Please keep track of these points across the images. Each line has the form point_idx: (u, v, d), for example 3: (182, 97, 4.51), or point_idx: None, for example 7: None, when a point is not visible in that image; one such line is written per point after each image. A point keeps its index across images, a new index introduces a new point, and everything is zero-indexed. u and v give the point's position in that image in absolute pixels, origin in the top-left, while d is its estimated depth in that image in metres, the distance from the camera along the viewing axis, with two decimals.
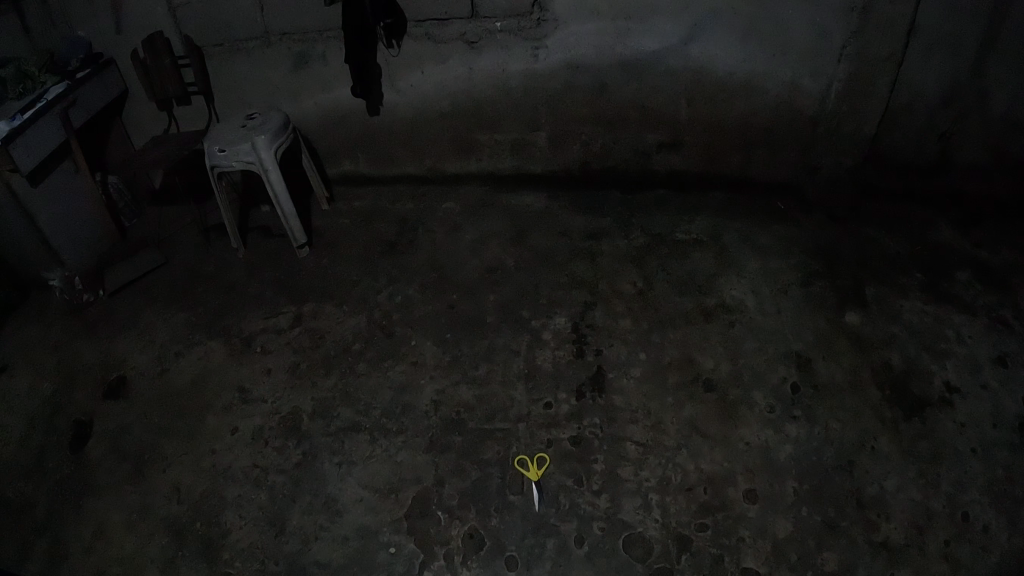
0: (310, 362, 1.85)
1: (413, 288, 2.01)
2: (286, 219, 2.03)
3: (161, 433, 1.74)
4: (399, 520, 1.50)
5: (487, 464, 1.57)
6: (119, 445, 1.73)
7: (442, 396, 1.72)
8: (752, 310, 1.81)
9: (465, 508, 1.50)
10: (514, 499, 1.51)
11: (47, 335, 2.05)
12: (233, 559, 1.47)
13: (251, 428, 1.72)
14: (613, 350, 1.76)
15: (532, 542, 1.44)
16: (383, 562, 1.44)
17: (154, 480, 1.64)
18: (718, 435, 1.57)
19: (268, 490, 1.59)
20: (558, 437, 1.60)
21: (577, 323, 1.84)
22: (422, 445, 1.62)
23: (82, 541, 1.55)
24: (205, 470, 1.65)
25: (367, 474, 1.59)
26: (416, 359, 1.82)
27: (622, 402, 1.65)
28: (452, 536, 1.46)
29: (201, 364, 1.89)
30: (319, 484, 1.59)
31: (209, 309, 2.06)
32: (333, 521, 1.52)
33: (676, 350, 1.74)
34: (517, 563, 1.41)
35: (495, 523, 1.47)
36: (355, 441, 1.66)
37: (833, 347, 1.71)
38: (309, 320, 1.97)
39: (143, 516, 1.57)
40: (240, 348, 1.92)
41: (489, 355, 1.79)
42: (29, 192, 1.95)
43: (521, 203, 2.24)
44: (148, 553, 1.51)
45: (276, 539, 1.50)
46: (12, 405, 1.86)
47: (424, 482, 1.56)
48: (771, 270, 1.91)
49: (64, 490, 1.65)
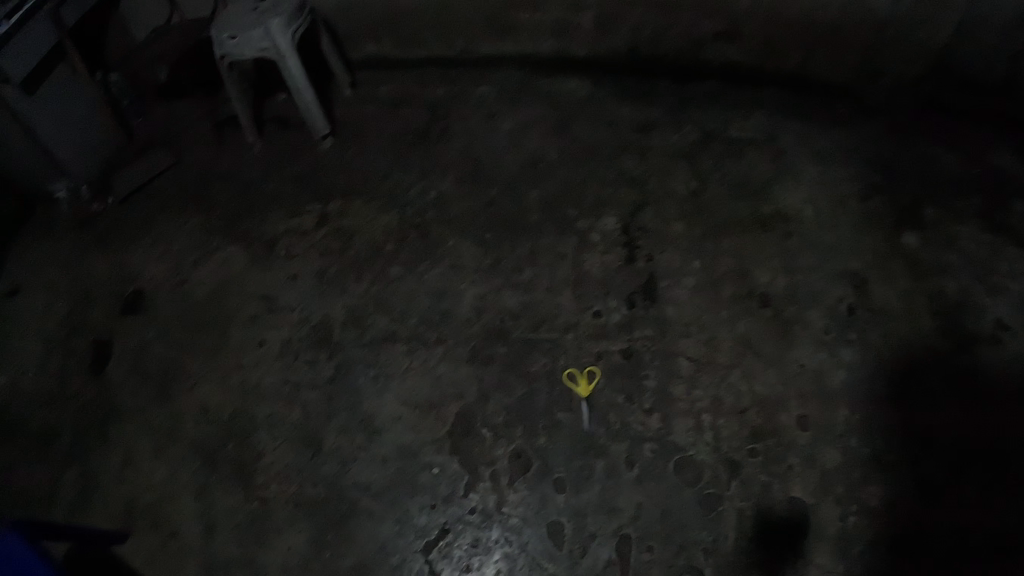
0: (338, 266, 1.82)
1: (448, 182, 1.92)
2: (307, 105, 1.95)
3: (184, 348, 1.81)
4: (442, 440, 1.51)
5: (535, 378, 1.55)
6: (139, 364, 1.81)
7: (484, 301, 1.67)
8: (807, 220, 1.71)
9: (511, 426, 1.50)
10: (561, 417, 1.49)
11: (58, 252, 2.07)
12: (268, 483, 1.57)
13: (279, 340, 1.76)
14: (665, 256, 1.68)
15: (579, 464, 1.43)
16: (427, 484, 1.48)
17: (182, 399, 1.73)
18: (772, 354, 1.51)
19: (301, 407, 1.65)
20: (607, 350, 1.56)
21: (628, 225, 1.75)
22: (463, 356, 1.60)
23: (110, 468, 1.66)
24: (232, 388, 1.72)
25: (405, 388, 1.59)
26: (454, 262, 1.76)
27: (674, 314, 1.59)
28: (497, 456, 1.47)
29: (223, 270, 1.92)
30: (355, 402, 1.61)
31: (226, 213, 2.03)
32: (371, 441, 1.56)
33: (731, 260, 1.66)
34: (565, 486, 1.42)
35: (541, 443, 1.47)
36: (392, 351, 1.65)
37: (889, 267, 1.61)
38: (336, 220, 1.91)
39: (170, 443, 1.67)
40: (263, 254, 1.91)
41: (534, 258, 1.72)
42: (25, 101, 1.89)
43: (563, 90, 2.08)
44: (179, 480, 1.61)
45: (310, 461, 1.57)
46: (29, 328, 1.93)
47: (467, 398, 1.55)
48: (827, 180, 1.77)
49: (88, 416, 1.75)
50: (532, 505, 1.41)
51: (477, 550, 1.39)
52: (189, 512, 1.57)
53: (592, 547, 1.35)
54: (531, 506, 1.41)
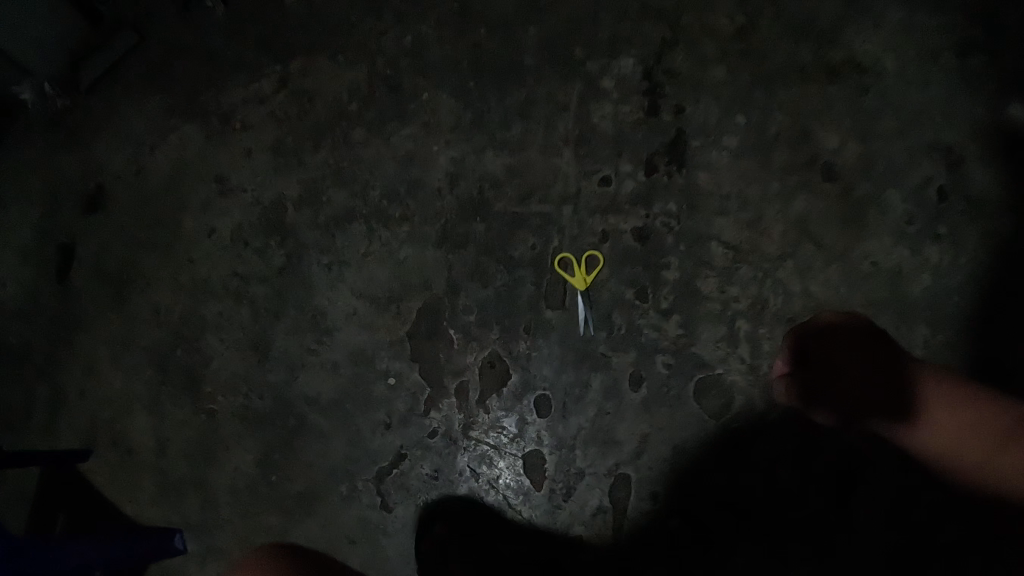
0: (297, 137, 1.44)
1: (429, 23, 1.41)
2: None
3: (145, 248, 1.48)
4: (401, 343, 1.27)
5: (517, 265, 1.26)
6: (102, 270, 1.48)
7: (460, 167, 1.32)
8: (890, 75, 1.28)
9: (484, 328, 1.24)
10: (551, 317, 1.23)
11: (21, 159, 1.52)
12: (214, 394, 1.41)
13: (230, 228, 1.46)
14: (699, 107, 1.30)
15: (571, 381, 1.22)
16: (382, 398, 1.26)
17: (129, 302, 1.47)
18: (833, 247, 1.25)
19: (249, 305, 1.41)
20: (617, 229, 1.26)
21: (652, 69, 1.32)
22: (432, 238, 1.29)
23: (73, 383, 1.46)
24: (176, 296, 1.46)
25: (361, 279, 1.31)
26: (428, 120, 1.36)
27: (710, 185, 1.27)
28: (468, 363, 1.24)
29: (175, 154, 1.49)
30: (306, 294, 1.35)
31: (185, 86, 1.50)
32: (321, 343, 1.31)
33: (789, 117, 1.29)
34: (549, 406, 1.22)
35: (525, 351, 1.23)
36: (347, 234, 1.35)
37: (1011, 142, 1.24)
38: (296, 80, 1.45)
39: (126, 347, 1.46)
40: (214, 130, 1.48)
41: (525, 111, 1.33)
42: None
43: None
44: (133, 386, 1.45)
45: (258, 366, 1.37)
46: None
47: (433, 289, 1.27)
48: (926, 17, 1.29)
49: (54, 331, 1.47)
50: (509, 431, 1.22)
51: (440, 484, 1.24)
52: (134, 440, 1.43)
53: (575, 488, 1.21)
54: (506, 432, 1.22)
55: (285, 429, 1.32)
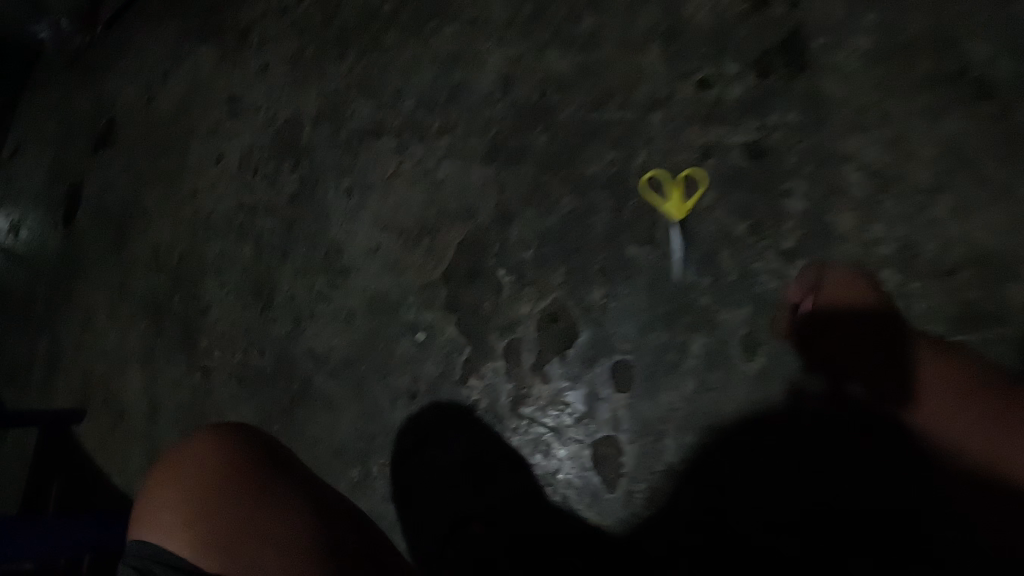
0: (320, 44, 1.22)
1: None
2: None
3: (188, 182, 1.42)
4: (435, 287, 0.97)
5: (591, 186, 0.92)
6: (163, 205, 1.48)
7: (516, 69, 1.00)
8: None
9: (544, 268, 0.92)
10: (634, 258, 0.88)
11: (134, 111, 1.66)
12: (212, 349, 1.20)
13: (242, 150, 1.30)
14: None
15: (664, 345, 0.86)
16: (407, 358, 0.98)
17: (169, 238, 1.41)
18: (1007, 174, 0.76)
19: (252, 243, 1.18)
20: (721, 142, 0.88)
21: None
22: (478, 154, 0.99)
23: (134, 316, 1.46)
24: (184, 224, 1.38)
25: (386, 207, 1.03)
26: (476, 15, 1.04)
27: (839, 93, 0.84)
28: (522, 316, 0.92)
29: (221, 83, 1.41)
30: (319, 226, 1.08)
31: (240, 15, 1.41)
32: (334, 288, 1.04)
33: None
34: (628, 379, 0.87)
35: (600, 302, 0.89)
36: (371, 155, 1.07)
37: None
38: None
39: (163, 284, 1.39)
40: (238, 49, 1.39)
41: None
42: None
43: None
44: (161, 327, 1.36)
45: (260, 316, 1.11)
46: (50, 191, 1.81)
47: (478, 219, 0.96)
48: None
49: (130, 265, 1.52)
50: (574, 409, 0.89)
51: (471, 483, 0.94)
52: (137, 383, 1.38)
53: (658, 496, 0.84)
54: (570, 411, 0.89)
55: (287, 396, 1.06)
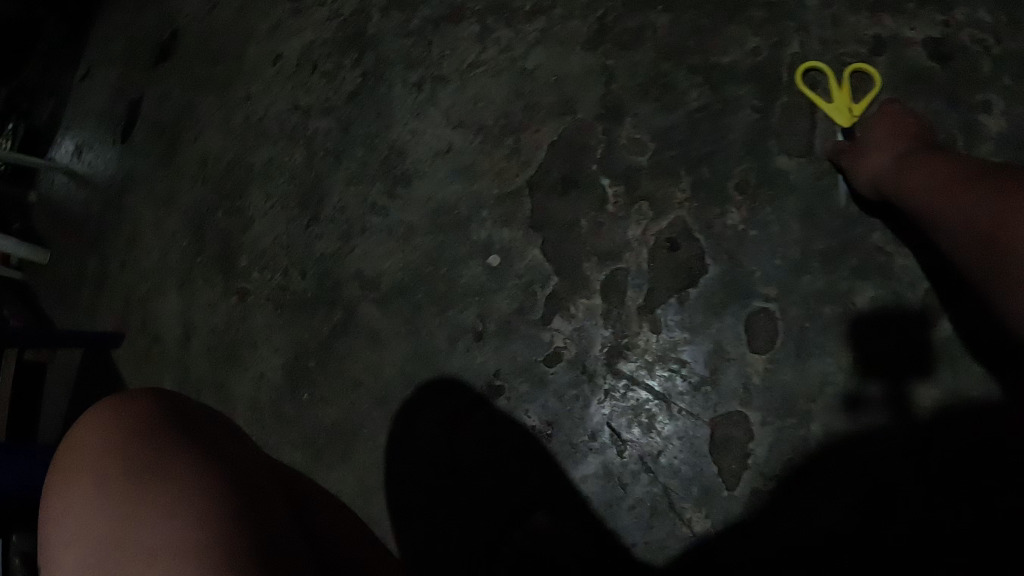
0: None
1: None
2: None
3: (204, 82, 1.14)
4: (521, 201, 0.78)
5: (726, 86, 0.74)
6: (160, 114, 1.17)
7: None
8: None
9: (659, 184, 0.74)
10: (785, 172, 0.72)
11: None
12: (253, 270, 1.03)
13: (297, 47, 1.07)
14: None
15: (822, 294, 0.70)
16: (479, 288, 0.79)
17: (181, 150, 1.13)
18: None
19: (306, 146, 1.02)
20: (899, 36, 0.72)
21: None
22: (581, 36, 0.79)
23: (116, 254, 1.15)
24: (234, 127, 1.09)
25: (465, 100, 0.83)
26: None
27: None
28: (630, 243, 0.74)
29: None
30: (380, 121, 0.88)
31: None
32: (397, 198, 0.85)
33: None
34: (759, 330, 0.71)
35: (736, 227, 0.72)
36: (448, 39, 0.86)
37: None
38: None
39: (171, 208, 1.12)
40: None
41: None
42: None
43: None
44: (169, 258, 1.10)
45: (302, 230, 0.90)
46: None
47: (579, 117, 0.77)
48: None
49: (108, 194, 1.18)
50: (690, 370, 0.72)
51: (553, 464, 0.75)
52: (172, 310, 1.08)
53: (798, 492, 0.68)
54: (688, 373, 0.72)
55: (327, 325, 0.87)
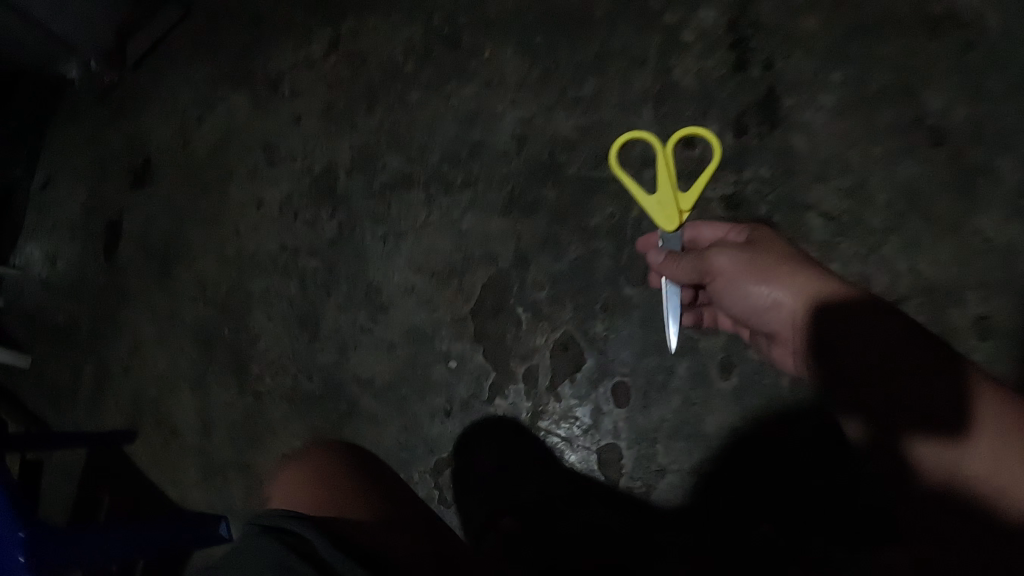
0: (349, 98, 1.36)
1: None
2: None
3: (192, 222, 1.50)
4: (464, 322, 1.16)
5: (594, 237, 1.13)
6: (149, 244, 1.53)
7: (528, 129, 1.19)
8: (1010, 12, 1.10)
9: (556, 306, 1.12)
10: (631, 296, 1.10)
11: (84, 141, 1.64)
12: (260, 375, 1.36)
13: (277, 198, 1.40)
14: (790, 62, 1.15)
15: (656, 366, 1.08)
16: (442, 382, 1.16)
17: (181, 279, 1.48)
18: (948, 218, 1.08)
19: (300, 279, 1.32)
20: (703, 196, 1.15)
21: (741, 13, 1.17)
22: (497, 205, 1.18)
23: (123, 360, 1.50)
24: (216, 259, 1.45)
25: (420, 250, 1.21)
26: (493, 78, 1.24)
27: (806, 148, 1.13)
28: (537, 346, 1.12)
29: (227, 123, 1.50)
30: (358, 265, 1.25)
31: (235, 57, 1.52)
32: (377, 321, 1.21)
33: (896, 73, 1.12)
34: (626, 395, 1.08)
35: (602, 333, 1.10)
36: (405, 204, 1.24)
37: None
38: (347, 38, 1.38)
39: (177, 324, 1.47)
40: (263, 98, 1.46)
41: (600, 69, 1.19)
42: None
43: None
44: (182, 366, 1.44)
45: (309, 344, 1.28)
46: (57, 219, 1.61)
47: (498, 263, 1.16)
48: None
49: (108, 306, 1.54)
50: (582, 422, 1.10)
51: (512, 483, 1.11)
52: (188, 406, 1.43)
53: (657, 489, 1.06)
54: (579, 423, 1.10)
55: (336, 414, 1.23)
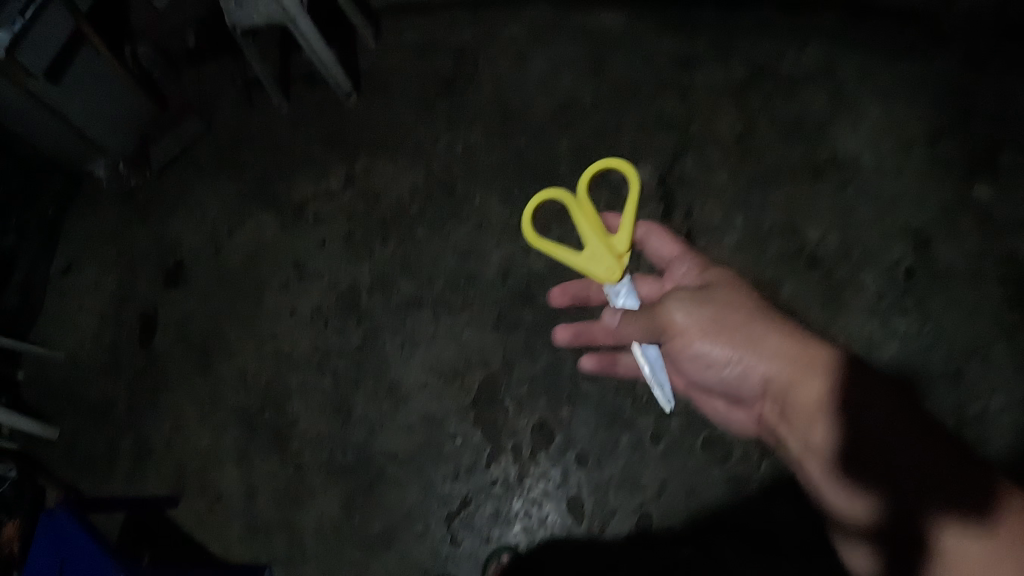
0: (366, 229, 1.76)
1: (476, 133, 1.76)
2: (325, 67, 1.73)
3: (223, 319, 1.79)
4: (466, 410, 1.55)
5: (559, 345, 1.55)
6: (183, 335, 1.80)
7: (510, 264, 1.63)
8: (867, 170, 1.59)
9: (534, 397, 1.53)
10: (585, 388, 1.52)
11: (104, 228, 1.96)
12: (304, 451, 1.64)
13: (310, 307, 1.74)
14: (705, 209, 1.61)
15: (605, 438, 1.48)
16: (452, 454, 1.54)
17: (220, 370, 1.75)
18: (819, 321, 1.50)
19: (332, 375, 1.66)
20: None
21: (665, 175, 1.63)
22: (488, 321, 1.60)
23: (163, 438, 1.73)
24: (254, 355, 1.74)
25: (432, 355, 1.61)
26: (482, 221, 1.68)
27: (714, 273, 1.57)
28: (521, 426, 1.52)
29: (255, 238, 1.83)
30: (382, 366, 1.64)
31: (255, 176, 1.89)
32: (398, 409, 1.60)
33: (779, 215, 1.58)
34: (587, 459, 1.48)
35: (566, 415, 1.51)
36: (417, 318, 1.64)
37: (957, 224, 1.52)
38: (363, 178, 1.80)
39: (215, 407, 1.72)
40: (292, 220, 1.82)
41: (563, 217, 1.65)
42: (43, 89, 1.58)
43: (604, 18, 1.78)
44: (225, 445, 1.68)
45: (344, 427, 1.62)
46: (84, 301, 1.90)
47: (491, 366, 1.57)
48: (894, 120, 1.61)
49: (140, 388, 1.78)
50: (553, 479, 1.49)
51: (504, 527, 1.49)
52: (232, 478, 1.65)
53: (611, 527, 1.45)
54: (552, 480, 1.49)
55: (368, 480, 1.58)
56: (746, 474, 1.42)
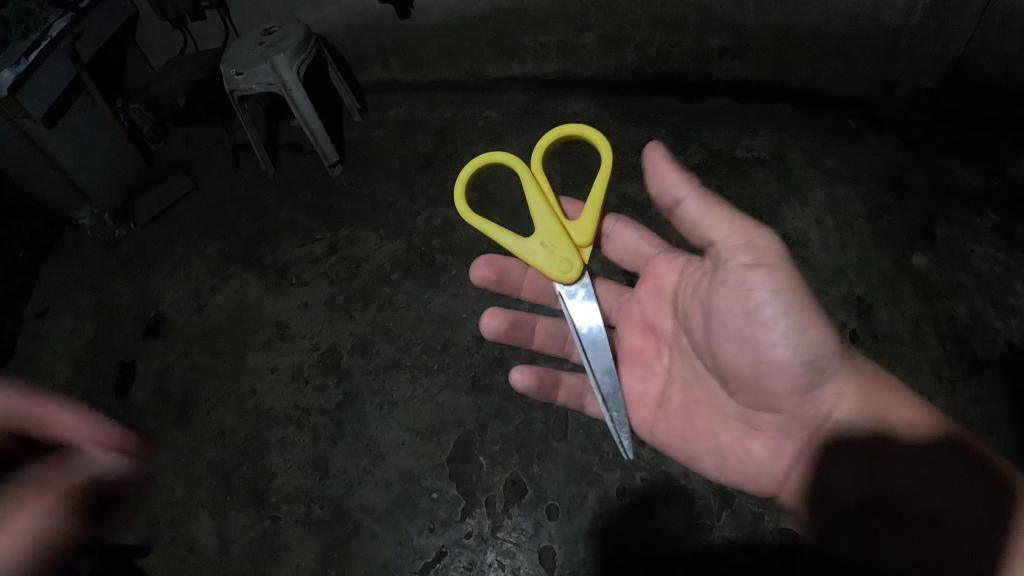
0: (348, 294, 1.87)
1: (453, 209, 1.95)
2: (316, 137, 1.91)
3: (201, 373, 1.83)
4: (441, 466, 1.61)
5: (530, 408, 1.65)
6: (161, 388, 1.84)
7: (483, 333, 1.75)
8: (815, 245, 1.69)
9: (506, 454, 1.60)
10: (556, 446, 1.60)
11: (86, 274, 2.10)
12: (279, 503, 1.63)
13: (291, 366, 1.80)
14: None
15: (574, 492, 1.55)
16: (427, 507, 1.57)
17: (198, 423, 1.77)
18: None
19: (310, 432, 1.71)
20: None
21: None
22: (463, 385, 1.69)
23: None
24: (231, 409, 1.77)
25: (409, 415, 1.68)
26: (457, 292, 1.82)
27: None
28: (495, 482, 1.58)
29: (238, 297, 1.93)
30: (360, 423, 1.69)
31: (243, 238, 2.04)
32: (376, 465, 1.64)
33: None
34: (556, 512, 1.53)
35: (538, 471, 1.58)
36: (396, 379, 1.73)
37: (898, 289, 1.61)
38: (346, 247, 1.95)
39: (191, 459, 1.72)
40: (275, 281, 1.94)
41: None
42: (47, 135, 1.84)
43: (569, 111, 2.03)
44: (198, 495, 1.67)
45: (320, 482, 1.64)
46: (59, 348, 1.97)
47: (466, 425, 1.65)
48: (837, 199, 1.75)
49: None
50: (526, 531, 1.52)
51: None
52: (207, 528, 1.63)
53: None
54: (524, 531, 1.52)
55: (342, 532, 1.58)
56: (710, 525, 1.48)
